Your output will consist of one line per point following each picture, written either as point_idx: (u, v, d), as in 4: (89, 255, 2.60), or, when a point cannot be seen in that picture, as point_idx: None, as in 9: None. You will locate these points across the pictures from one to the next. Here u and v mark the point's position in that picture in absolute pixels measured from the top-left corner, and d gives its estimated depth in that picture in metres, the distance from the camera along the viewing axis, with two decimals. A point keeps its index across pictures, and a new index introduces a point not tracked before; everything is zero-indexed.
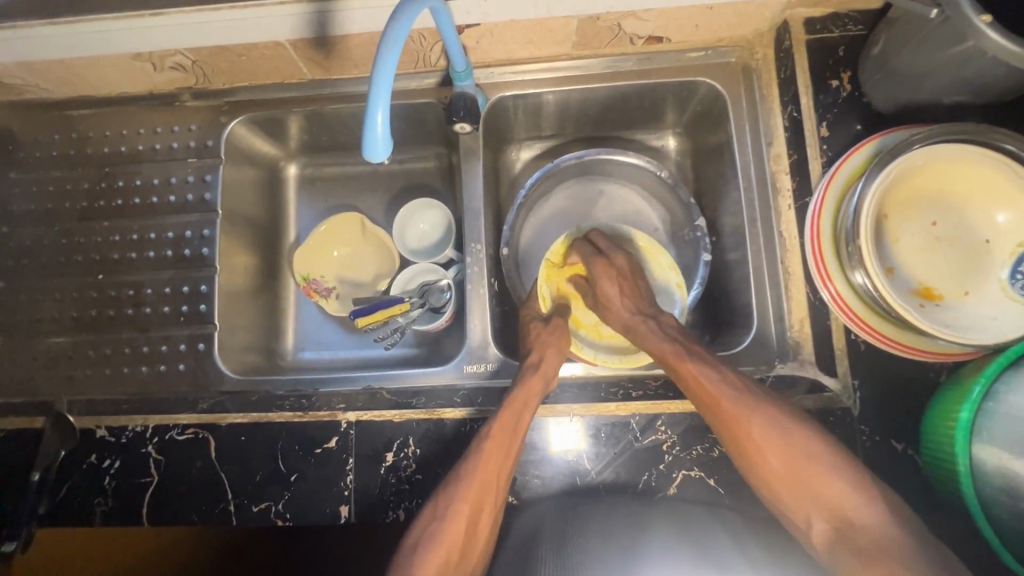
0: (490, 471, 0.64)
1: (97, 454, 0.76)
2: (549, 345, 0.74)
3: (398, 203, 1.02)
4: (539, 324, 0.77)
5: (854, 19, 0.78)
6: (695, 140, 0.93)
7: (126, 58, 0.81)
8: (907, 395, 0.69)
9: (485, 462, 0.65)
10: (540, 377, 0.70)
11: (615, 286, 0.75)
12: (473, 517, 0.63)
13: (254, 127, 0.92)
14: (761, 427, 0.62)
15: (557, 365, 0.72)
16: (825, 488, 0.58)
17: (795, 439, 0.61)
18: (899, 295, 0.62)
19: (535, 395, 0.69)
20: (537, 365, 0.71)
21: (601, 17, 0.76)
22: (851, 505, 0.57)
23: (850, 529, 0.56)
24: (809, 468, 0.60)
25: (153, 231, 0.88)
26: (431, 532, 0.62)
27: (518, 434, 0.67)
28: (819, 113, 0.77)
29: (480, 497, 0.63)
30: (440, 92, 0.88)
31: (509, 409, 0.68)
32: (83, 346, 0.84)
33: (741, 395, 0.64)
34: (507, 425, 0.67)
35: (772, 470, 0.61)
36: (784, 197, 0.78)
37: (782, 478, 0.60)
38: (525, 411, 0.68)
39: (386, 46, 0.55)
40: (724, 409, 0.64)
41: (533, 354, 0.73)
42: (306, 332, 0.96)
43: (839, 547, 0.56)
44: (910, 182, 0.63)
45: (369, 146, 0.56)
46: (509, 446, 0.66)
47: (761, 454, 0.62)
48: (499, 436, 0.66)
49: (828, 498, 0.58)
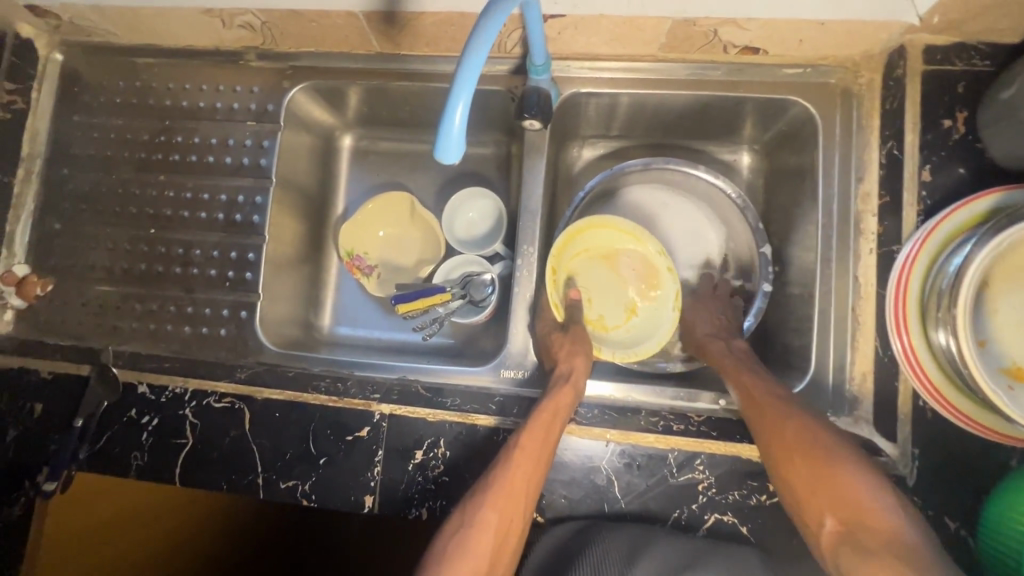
0: (519, 479, 0.62)
1: (136, 409, 0.78)
2: (576, 352, 0.72)
3: (451, 188, 0.99)
4: (557, 333, 0.75)
5: (983, 53, 0.70)
6: (774, 160, 0.87)
7: (196, 12, 0.79)
8: (971, 473, 0.64)
9: (514, 472, 0.63)
10: (570, 389, 0.69)
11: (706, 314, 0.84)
12: (501, 527, 0.60)
13: (316, 96, 0.89)
14: (790, 424, 0.61)
15: (584, 377, 0.71)
16: (848, 487, 0.55)
17: (826, 440, 0.59)
18: (988, 372, 0.57)
19: (565, 408, 0.68)
20: (566, 376, 0.70)
21: (697, 22, 0.70)
22: (876, 514, 0.53)
23: (863, 533, 0.52)
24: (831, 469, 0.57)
25: (206, 192, 0.88)
26: (458, 538, 0.59)
27: (546, 448, 0.65)
28: (923, 154, 0.70)
29: (508, 507, 0.61)
30: (510, 81, 0.84)
31: (538, 418, 0.66)
32: (131, 298, 0.85)
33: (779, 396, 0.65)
34: (538, 436, 0.65)
35: (792, 467, 0.59)
36: (867, 240, 0.72)
37: (812, 481, 0.57)
38: (556, 423, 0.66)
39: (477, 39, 0.51)
40: (757, 403, 0.65)
41: (562, 365, 0.71)
42: (345, 308, 0.96)
43: (848, 549, 0.52)
44: (1023, 250, 0.57)
45: (443, 147, 0.53)
46: (539, 457, 0.64)
47: (786, 453, 0.60)
48: (529, 443, 0.64)
49: (849, 500, 0.55)
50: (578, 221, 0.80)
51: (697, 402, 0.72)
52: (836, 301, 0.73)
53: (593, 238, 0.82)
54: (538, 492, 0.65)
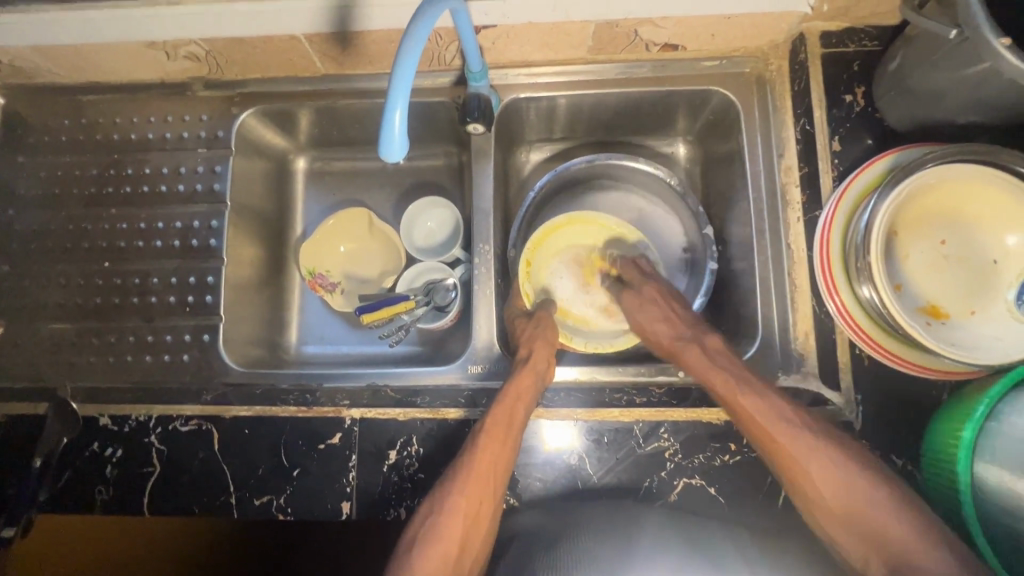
0: (486, 465, 0.65)
1: (99, 442, 0.76)
2: (536, 338, 0.76)
3: (407, 200, 1.02)
4: (523, 320, 0.80)
5: (871, 35, 0.78)
6: (706, 148, 0.94)
7: (140, 46, 0.81)
8: (910, 411, 0.69)
9: (480, 457, 0.66)
10: (531, 372, 0.71)
11: (651, 315, 0.79)
12: (471, 510, 0.64)
13: (266, 120, 0.91)
14: (819, 472, 0.63)
15: (547, 359, 0.73)
16: (892, 537, 0.58)
17: (857, 481, 0.61)
18: (906, 312, 0.62)
19: (528, 390, 0.70)
20: (527, 360, 0.72)
21: (618, 23, 0.77)
22: (914, 552, 0.57)
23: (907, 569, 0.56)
24: (867, 514, 0.60)
25: (160, 220, 0.88)
26: (430, 525, 0.63)
27: (510, 433, 0.68)
28: (832, 127, 0.77)
29: (475, 492, 0.64)
30: (454, 92, 0.88)
31: (501, 404, 0.69)
32: (87, 333, 0.84)
33: (814, 442, 0.64)
34: (503, 420, 0.68)
35: (829, 514, 0.62)
36: (794, 209, 0.78)
37: (853, 528, 0.61)
38: (519, 405, 0.69)
39: (409, 44, 0.55)
40: (788, 454, 0.64)
41: (524, 350, 0.74)
42: (310, 326, 0.96)
43: None
44: (921, 201, 0.64)
45: (386, 144, 0.56)
46: (505, 439, 0.67)
47: (823, 503, 0.63)
48: (494, 429, 0.67)
49: (885, 537, 0.59)
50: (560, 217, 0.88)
51: (658, 375, 0.76)
52: (773, 268, 0.79)
53: (577, 234, 0.89)
54: (506, 474, 0.68)
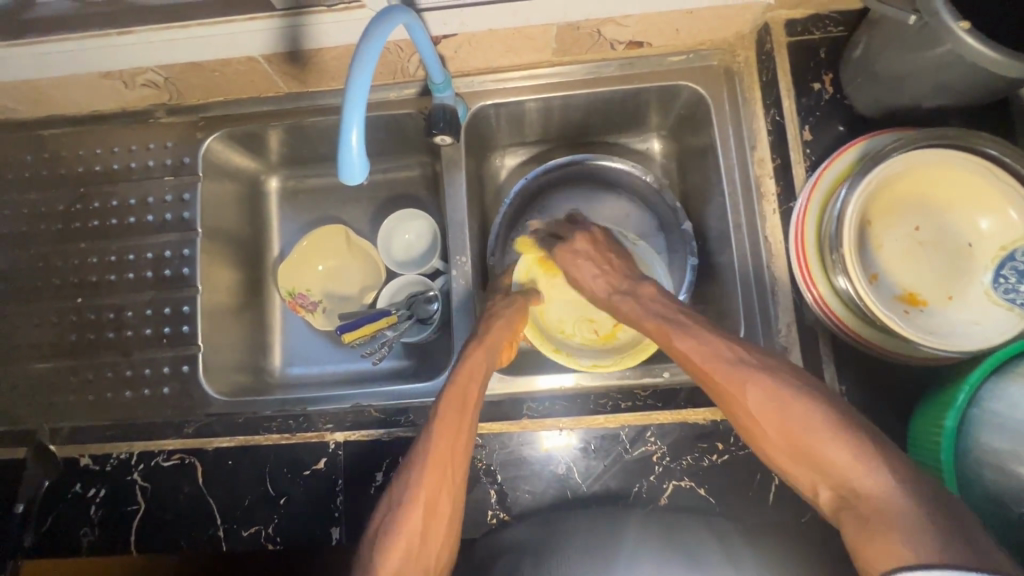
0: (442, 452, 0.63)
1: (82, 483, 0.76)
2: (497, 316, 0.74)
3: (383, 213, 1.01)
4: (500, 296, 0.78)
5: (835, 21, 0.78)
6: (679, 143, 0.93)
7: (96, 76, 0.79)
8: (894, 400, 0.69)
9: (437, 445, 0.63)
10: (483, 347, 0.71)
11: (588, 266, 0.76)
12: (432, 498, 0.61)
13: (232, 143, 0.90)
14: (754, 395, 0.58)
15: (504, 338, 0.73)
16: (830, 455, 0.53)
17: (790, 402, 0.56)
18: (882, 303, 0.62)
19: (481, 366, 0.69)
20: (480, 337, 0.72)
21: (579, 25, 0.75)
22: (855, 473, 0.51)
23: (856, 500, 0.50)
24: (806, 436, 0.54)
25: (131, 252, 0.87)
26: (390, 518, 0.61)
27: (467, 412, 0.66)
28: (801, 117, 0.77)
29: (437, 481, 0.62)
30: (420, 102, 0.87)
31: (455, 384, 0.67)
32: (64, 372, 0.83)
33: (728, 356, 0.61)
34: (456, 400, 0.66)
35: (762, 433, 0.58)
36: (769, 202, 0.78)
37: (785, 449, 0.56)
38: (473, 383, 0.68)
39: (359, 64, 0.54)
40: (709, 374, 0.61)
41: (480, 328, 0.74)
42: (293, 348, 0.95)
43: (845, 514, 0.51)
44: (891, 186, 0.63)
45: (345, 166, 0.55)
46: (461, 420, 0.65)
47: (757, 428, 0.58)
48: (448, 410, 0.65)
49: (826, 464, 0.53)
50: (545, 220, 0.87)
51: (643, 377, 0.74)
52: (752, 261, 0.78)
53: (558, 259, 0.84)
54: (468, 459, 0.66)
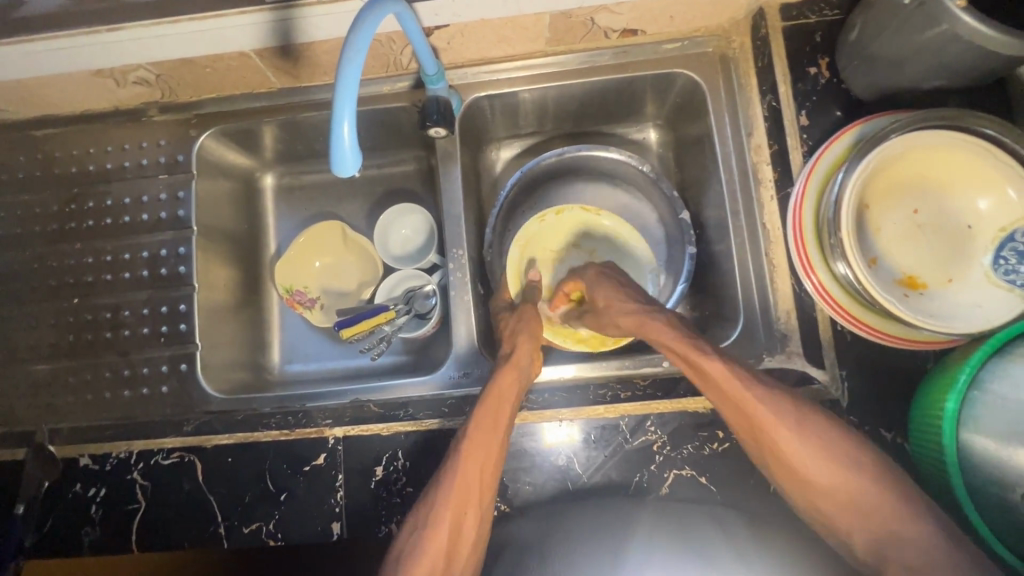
0: (470, 472, 0.64)
1: (82, 483, 0.76)
2: (523, 335, 0.73)
3: (380, 207, 1.00)
4: (509, 314, 0.78)
5: (831, 3, 0.77)
6: (676, 131, 0.92)
7: (88, 75, 0.79)
8: (895, 385, 0.68)
9: (464, 465, 0.64)
10: (514, 369, 0.70)
11: (607, 291, 0.74)
12: (455, 521, 0.62)
13: (226, 139, 0.89)
14: (795, 439, 0.59)
15: (532, 353, 0.72)
16: (868, 497, 0.57)
17: (833, 449, 0.59)
18: (882, 287, 0.62)
19: (512, 388, 0.68)
20: (510, 357, 0.71)
21: (573, 13, 0.75)
22: (899, 521, 0.55)
23: (892, 540, 0.55)
24: (850, 483, 0.58)
25: (127, 251, 0.86)
26: (413, 543, 0.61)
27: (497, 433, 0.66)
28: (798, 102, 0.76)
29: (462, 501, 0.63)
30: (413, 95, 0.86)
31: (485, 407, 0.67)
32: (62, 372, 0.83)
33: (767, 399, 0.61)
34: (488, 425, 0.66)
35: (808, 480, 0.59)
36: (766, 188, 0.77)
37: (824, 494, 0.59)
38: (504, 407, 0.67)
39: (350, 53, 0.54)
40: (749, 413, 0.61)
41: (507, 347, 0.73)
42: (292, 344, 0.95)
43: (886, 559, 0.55)
44: (890, 169, 0.63)
45: (338, 159, 0.55)
46: (489, 445, 0.65)
47: (807, 483, 0.59)
48: (477, 434, 0.65)
49: (868, 512, 0.57)
50: (532, 217, 0.90)
51: (642, 367, 0.74)
52: (751, 249, 0.77)
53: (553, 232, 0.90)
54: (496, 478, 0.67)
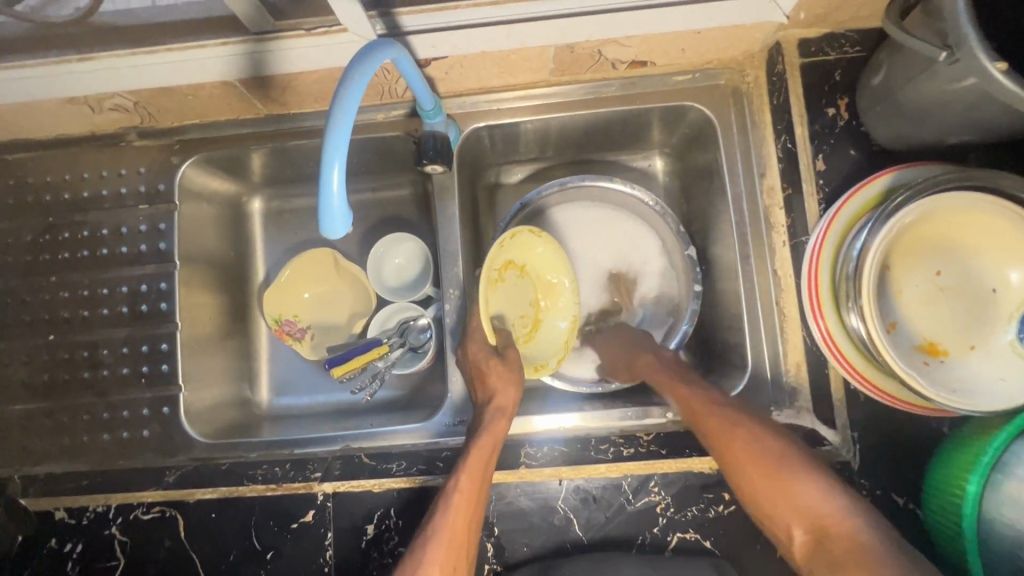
0: (457, 527, 0.61)
1: (57, 538, 0.72)
2: (504, 377, 0.68)
3: (373, 235, 0.96)
4: (488, 355, 0.70)
5: (852, 40, 0.72)
6: (683, 163, 0.88)
7: (60, 102, 0.74)
8: (907, 448, 0.66)
9: (452, 519, 0.61)
10: (502, 417, 0.67)
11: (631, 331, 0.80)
12: None
13: (210, 166, 0.85)
14: (742, 447, 0.61)
15: (515, 398, 0.68)
16: (811, 501, 0.56)
17: (774, 452, 0.60)
18: (899, 351, 0.58)
19: (497, 439, 0.65)
20: (496, 403, 0.67)
21: (578, 46, 0.70)
22: (831, 517, 0.55)
23: (828, 542, 0.54)
24: (788, 484, 0.57)
25: (105, 286, 0.82)
26: None
27: (482, 487, 0.63)
28: (815, 145, 0.72)
29: (453, 558, 0.59)
30: (409, 125, 0.82)
31: (473, 458, 0.64)
32: (38, 414, 0.79)
33: (725, 412, 0.64)
34: (475, 475, 0.63)
35: (755, 488, 0.59)
36: (778, 234, 0.74)
37: (767, 496, 0.58)
38: (490, 457, 0.64)
39: (340, 108, 0.49)
40: (709, 429, 0.63)
41: (488, 390, 0.69)
42: (280, 379, 0.91)
43: (819, 560, 0.54)
44: (915, 229, 0.59)
45: (327, 222, 0.51)
46: (474, 498, 0.63)
47: (750, 484, 0.60)
48: (465, 486, 0.62)
49: (809, 512, 0.56)
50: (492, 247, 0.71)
51: (643, 419, 0.72)
52: (762, 297, 0.74)
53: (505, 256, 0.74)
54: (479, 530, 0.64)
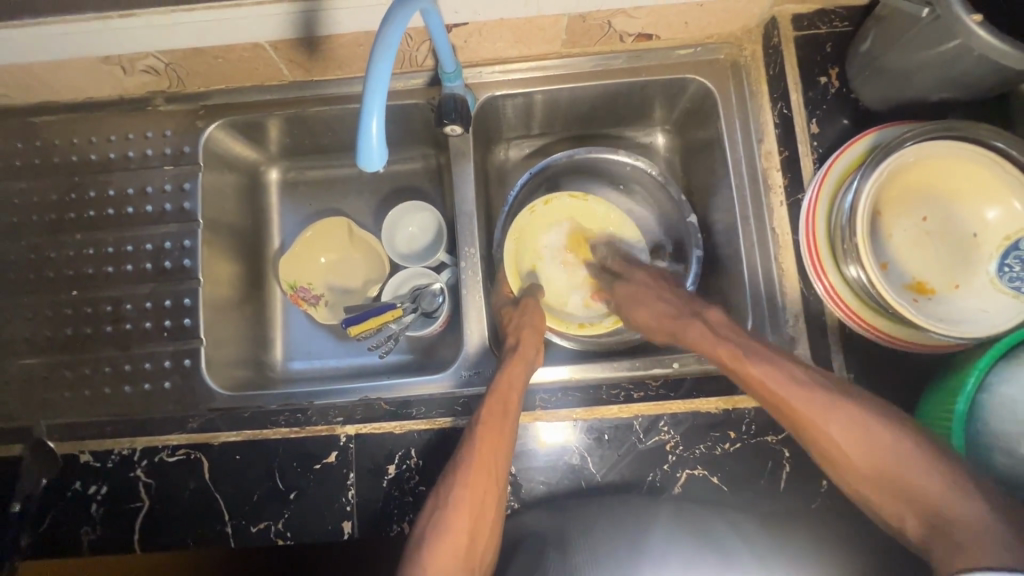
0: (484, 455, 0.64)
1: (81, 481, 0.74)
2: (522, 328, 0.75)
3: (387, 205, 0.99)
4: (510, 308, 0.79)
5: (841, 16, 0.79)
6: (683, 137, 0.93)
7: (93, 61, 0.77)
8: (898, 388, 0.71)
9: (480, 446, 0.65)
10: (521, 361, 0.71)
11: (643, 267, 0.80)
12: (475, 499, 0.63)
13: (234, 131, 0.88)
14: (836, 433, 0.59)
15: (535, 343, 0.74)
16: (917, 483, 0.55)
17: (875, 437, 0.58)
18: (894, 291, 0.63)
19: (518, 377, 0.69)
20: (515, 349, 0.72)
21: (589, 15, 0.75)
22: (947, 500, 0.53)
23: (946, 523, 0.52)
24: (901, 470, 0.56)
25: (130, 243, 0.84)
26: (435, 522, 0.62)
27: (508, 418, 0.67)
28: (808, 110, 0.78)
29: (481, 479, 0.63)
30: (428, 93, 0.86)
31: (495, 394, 0.68)
32: (60, 366, 0.80)
33: (823, 392, 0.62)
34: (498, 409, 0.67)
35: (863, 475, 0.58)
36: (777, 194, 0.78)
37: (876, 476, 0.57)
38: (512, 394, 0.68)
39: (381, 48, 0.53)
40: (794, 411, 0.62)
41: (511, 341, 0.74)
42: (296, 341, 0.94)
43: (936, 542, 0.52)
44: (902, 178, 0.65)
45: (365, 154, 0.54)
46: (501, 429, 0.66)
47: (849, 467, 0.59)
48: (490, 418, 0.66)
49: (918, 494, 0.55)
50: (524, 209, 0.88)
51: (653, 367, 0.75)
52: (761, 253, 0.79)
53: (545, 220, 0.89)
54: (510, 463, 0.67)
